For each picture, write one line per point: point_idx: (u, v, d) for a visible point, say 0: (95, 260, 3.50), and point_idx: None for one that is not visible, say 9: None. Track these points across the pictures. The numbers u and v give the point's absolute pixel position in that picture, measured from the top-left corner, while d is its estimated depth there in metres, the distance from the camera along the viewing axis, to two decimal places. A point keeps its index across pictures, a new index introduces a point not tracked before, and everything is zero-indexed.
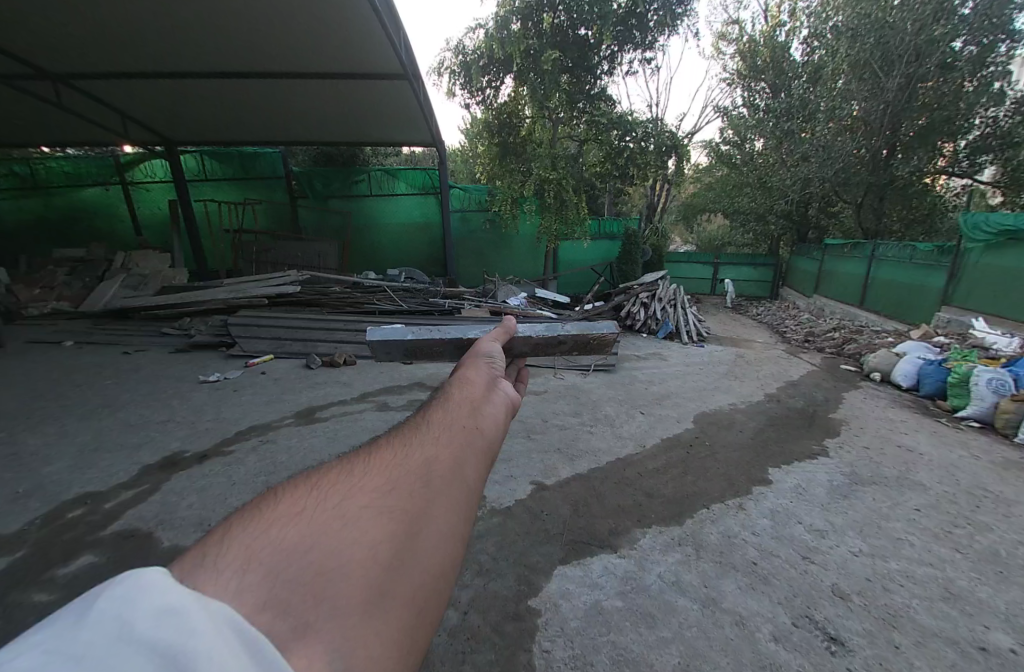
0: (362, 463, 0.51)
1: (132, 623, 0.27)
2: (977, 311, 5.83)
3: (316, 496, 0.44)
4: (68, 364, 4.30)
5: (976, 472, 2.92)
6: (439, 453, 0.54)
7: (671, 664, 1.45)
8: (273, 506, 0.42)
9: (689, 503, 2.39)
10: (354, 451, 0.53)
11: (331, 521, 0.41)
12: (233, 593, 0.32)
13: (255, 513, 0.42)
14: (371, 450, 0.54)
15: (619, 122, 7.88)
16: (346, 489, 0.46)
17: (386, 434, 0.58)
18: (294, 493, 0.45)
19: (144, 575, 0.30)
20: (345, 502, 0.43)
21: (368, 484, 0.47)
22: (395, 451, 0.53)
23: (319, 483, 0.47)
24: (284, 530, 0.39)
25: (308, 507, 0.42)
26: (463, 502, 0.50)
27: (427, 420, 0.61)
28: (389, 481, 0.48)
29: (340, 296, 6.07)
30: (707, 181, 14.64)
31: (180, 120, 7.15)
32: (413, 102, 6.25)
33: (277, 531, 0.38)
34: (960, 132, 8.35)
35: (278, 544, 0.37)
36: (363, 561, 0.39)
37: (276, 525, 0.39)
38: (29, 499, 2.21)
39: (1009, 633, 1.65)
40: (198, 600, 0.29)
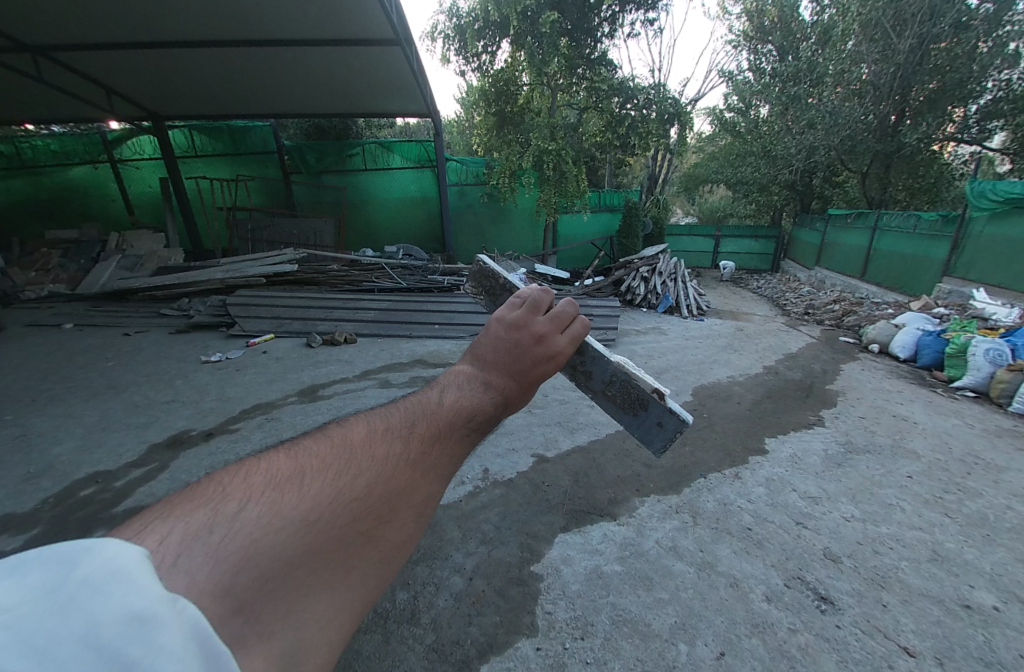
0: (382, 463, 0.49)
1: (104, 620, 0.30)
2: (978, 282, 5.80)
3: (329, 499, 0.43)
4: (69, 346, 4.31)
5: (969, 440, 2.99)
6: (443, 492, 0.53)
7: (668, 623, 1.53)
8: (287, 496, 0.41)
9: (688, 472, 2.46)
10: (381, 446, 0.50)
11: (327, 539, 0.41)
12: (217, 592, 0.33)
13: (266, 492, 0.41)
14: (395, 445, 0.51)
15: (620, 88, 7.61)
16: (355, 498, 0.45)
17: (416, 431, 0.54)
18: (309, 485, 0.43)
19: (126, 562, 0.32)
20: (347, 519, 0.43)
21: (372, 506, 0.46)
22: (414, 471, 0.51)
23: (340, 482, 0.45)
24: (288, 538, 0.38)
25: (319, 515, 0.41)
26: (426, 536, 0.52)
27: (455, 441, 0.57)
28: (391, 507, 0.47)
29: (338, 274, 6.05)
30: (709, 150, 14.27)
31: (166, 93, 6.90)
32: (406, 71, 6.01)
33: (280, 536, 0.38)
34: (972, 96, 8.06)
35: (279, 552, 0.37)
36: (334, 582, 0.41)
37: (283, 528, 0.38)
38: (41, 479, 2.27)
39: (992, 591, 1.73)
40: (174, 606, 0.31)
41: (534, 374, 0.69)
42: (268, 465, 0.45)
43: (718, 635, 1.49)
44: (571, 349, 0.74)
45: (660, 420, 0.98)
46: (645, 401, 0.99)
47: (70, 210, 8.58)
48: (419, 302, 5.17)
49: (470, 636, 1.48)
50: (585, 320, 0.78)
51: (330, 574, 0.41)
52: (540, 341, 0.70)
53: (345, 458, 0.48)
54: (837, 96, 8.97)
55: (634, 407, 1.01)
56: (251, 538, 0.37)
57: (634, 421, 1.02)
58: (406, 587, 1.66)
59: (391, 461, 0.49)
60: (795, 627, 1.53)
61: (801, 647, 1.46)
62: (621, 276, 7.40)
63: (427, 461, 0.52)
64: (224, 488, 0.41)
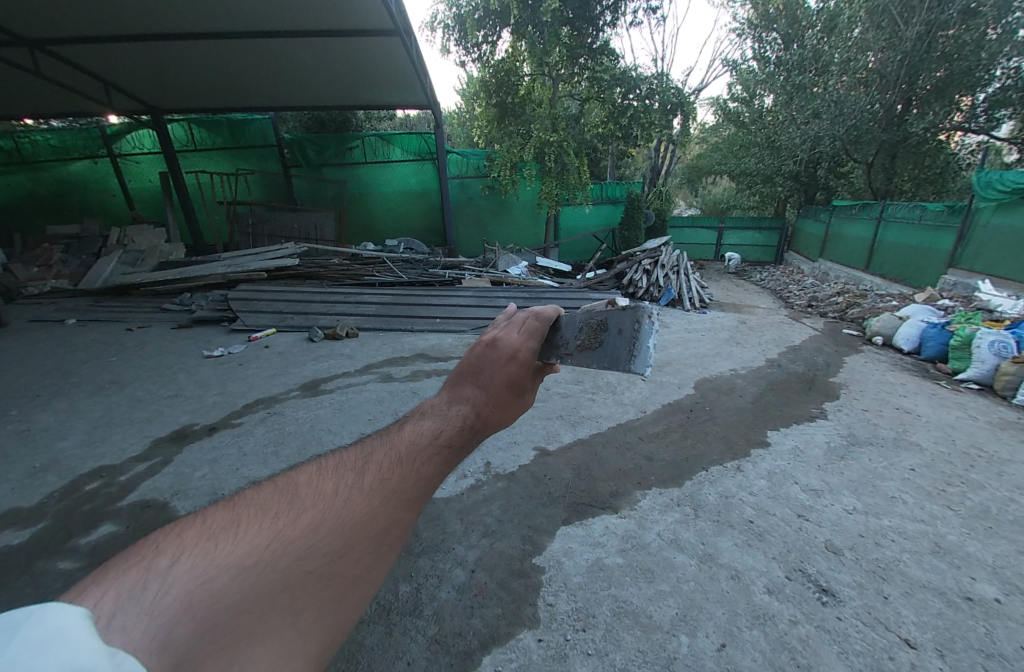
0: (335, 496, 0.46)
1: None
2: (983, 274, 5.75)
3: (273, 541, 0.39)
4: (73, 341, 4.34)
5: (972, 433, 2.98)
6: (409, 514, 0.48)
7: (670, 615, 1.54)
8: (227, 542, 0.37)
9: (689, 465, 2.47)
10: (332, 480, 0.48)
11: (272, 579, 0.37)
12: (153, 646, 0.30)
13: (204, 543, 0.37)
14: (349, 476, 0.49)
15: (622, 79, 7.52)
16: (307, 531, 0.41)
17: (372, 459, 0.52)
18: (250, 528, 0.39)
19: (60, 623, 0.30)
20: (298, 556, 0.39)
21: (325, 540, 0.42)
22: (370, 497, 0.47)
23: (288, 522, 0.41)
24: (227, 583, 0.34)
25: (261, 557, 0.37)
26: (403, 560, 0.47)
27: (425, 460, 0.54)
28: (349, 536, 0.43)
29: (339, 268, 6.05)
30: (713, 141, 14.14)
31: (164, 87, 6.86)
32: (405, 62, 5.94)
33: (220, 579, 0.34)
34: (980, 84, 7.92)
35: (217, 598, 0.33)
36: (290, 621, 0.36)
37: (222, 574, 0.35)
38: (47, 473, 2.30)
39: (993, 583, 1.74)
40: (112, 661, 0.28)
41: (499, 378, 0.70)
42: (204, 517, 0.41)
43: (719, 627, 1.51)
44: (527, 342, 0.77)
45: (619, 328, 0.86)
46: (596, 325, 0.88)
47: (71, 205, 8.57)
48: (420, 295, 5.16)
49: (472, 628, 1.49)
50: (534, 309, 0.84)
51: (279, 615, 0.36)
52: (494, 346, 0.73)
53: (296, 496, 0.45)
54: (842, 85, 8.86)
55: (602, 339, 0.87)
56: (184, 590, 0.33)
57: (605, 354, 0.87)
58: (408, 580, 1.68)
59: (343, 492, 0.46)
60: (796, 619, 1.54)
61: (801, 639, 1.47)
62: (623, 269, 7.38)
63: (386, 484, 0.49)
64: (156, 542, 0.38)
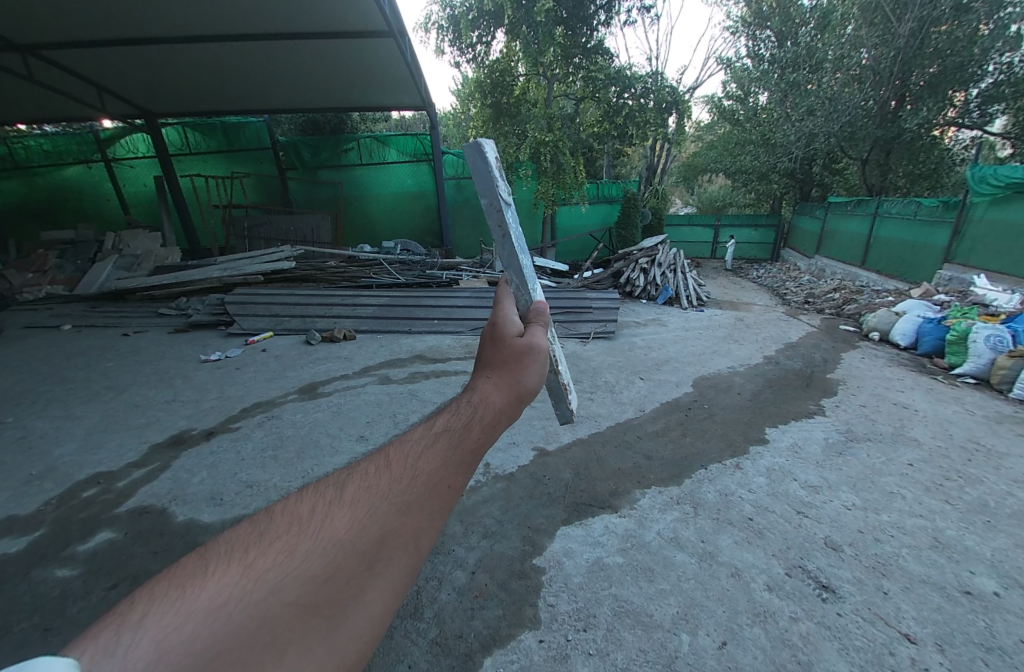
0: (318, 521, 0.44)
1: None
2: (979, 269, 5.78)
3: (245, 578, 0.38)
4: (69, 347, 4.32)
5: (969, 427, 3.00)
6: (402, 519, 0.47)
7: (670, 614, 1.54)
8: (200, 585, 0.36)
9: (688, 463, 2.47)
10: (316, 503, 0.47)
11: (253, 614, 0.36)
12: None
13: (173, 592, 0.35)
14: (332, 497, 0.48)
15: (617, 78, 7.52)
16: (289, 564, 0.40)
17: (350, 473, 0.51)
18: (228, 566, 0.39)
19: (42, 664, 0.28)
20: (278, 587, 0.38)
21: (310, 563, 0.40)
22: (354, 510, 0.46)
23: (270, 557, 0.40)
24: (204, 627, 0.33)
25: (232, 596, 0.36)
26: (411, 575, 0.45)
27: (416, 461, 0.53)
28: (338, 553, 0.42)
29: (336, 270, 6.04)
30: (708, 139, 14.16)
31: (158, 91, 6.83)
32: (400, 63, 5.91)
33: (194, 627, 0.33)
34: (972, 80, 7.97)
35: (192, 645, 0.32)
36: (278, 656, 0.34)
37: (194, 620, 0.34)
38: (43, 481, 2.28)
39: (993, 577, 1.75)
40: None
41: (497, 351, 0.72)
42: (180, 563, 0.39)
43: (720, 625, 1.51)
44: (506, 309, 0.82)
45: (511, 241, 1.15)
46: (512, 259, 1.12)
47: (65, 211, 8.53)
48: (418, 297, 5.16)
49: (473, 629, 1.49)
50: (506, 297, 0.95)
51: (263, 649, 0.34)
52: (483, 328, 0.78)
53: (275, 523, 0.44)
54: (836, 82, 8.89)
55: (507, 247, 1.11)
56: (157, 644, 0.31)
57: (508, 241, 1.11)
58: None
59: (323, 512, 0.46)
60: (796, 616, 1.55)
61: (801, 636, 1.47)
62: (620, 269, 7.39)
63: (369, 495, 0.48)
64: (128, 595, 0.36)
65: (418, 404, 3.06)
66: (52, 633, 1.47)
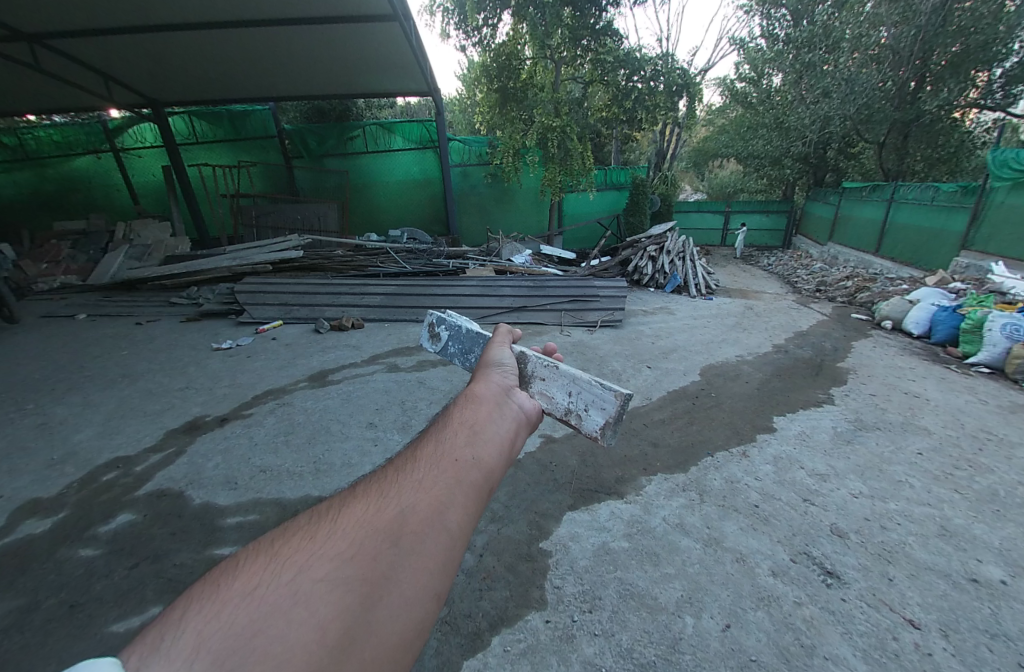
0: (340, 518, 0.47)
1: None
2: (996, 256, 5.62)
3: (275, 568, 0.39)
4: (85, 335, 4.41)
5: (982, 416, 2.96)
6: (419, 498, 0.50)
7: (674, 597, 1.57)
8: (233, 580, 0.38)
9: (694, 451, 2.48)
10: (332, 504, 0.49)
11: (288, 591, 0.37)
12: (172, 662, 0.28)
13: (208, 589, 0.37)
14: (351, 498, 0.51)
15: (626, 60, 7.34)
16: (321, 551, 0.42)
17: (362, 477, 0.55)
18: (262, 562, 0.40)
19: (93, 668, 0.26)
20: (313, 571, 0.39)
21: (336, 546, 0.43)
22: (369, 501, 0.50)
23: (300, 550, 0.42)
24: (239, 612, 0.34)
25: (262, 584, 0.38)
26: (444, 550, 0.46)
27: (419, 456, 0.58)
28: (362, 535, 0.44)
29: (343, 259, 6.06)
30: (720, 123, 13.86)
31: (165, 79, 6.81)
32: (406, 48, 5.82)
33: (233, 619, 0.33)
34: (997, 59, 7.57)
35: (230, 629, 0.33)
36: (326, 626, 0.35)
37: (228, 607, 0.35)
38: (64, 465, 2.36)
39: (1001, 565, 1.74)
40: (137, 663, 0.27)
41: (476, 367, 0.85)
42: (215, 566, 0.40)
43: (724, 608, 1.53)
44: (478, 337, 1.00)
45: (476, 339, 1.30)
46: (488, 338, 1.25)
47: (76, 201, 8.62)
48: (425, 286, 5.18)
49: (481, 609, 1.52)
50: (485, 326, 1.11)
51: (309, 621, 0.34)
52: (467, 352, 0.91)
53: (300, 522, 0.47)
54: (854, 62, 8.57)
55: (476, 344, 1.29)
56: (196, 633, 0.32)
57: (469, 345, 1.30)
58: None
59: (340, 509, 0.49)
60: (800, 600, 1.56)
61: (805, 620, 1.49)
62: (627, 256, 7.31)
63: (385, 491, 0.52)
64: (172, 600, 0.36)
65: (426, 391, 3.09)
66: (78, 609, 1.54)
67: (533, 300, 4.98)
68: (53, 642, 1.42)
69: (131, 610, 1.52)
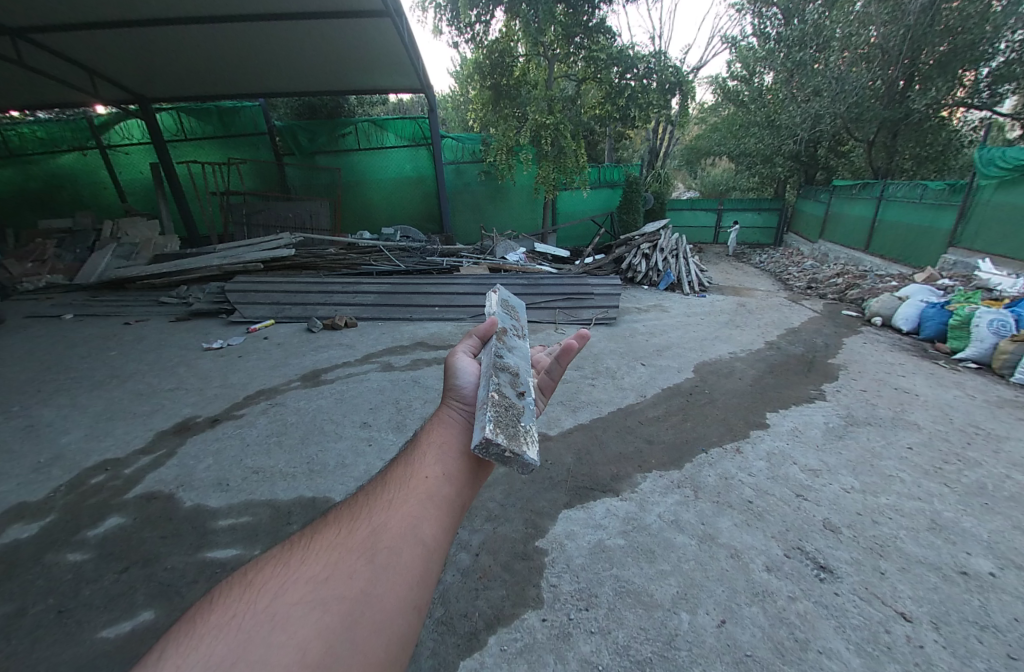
0: (312, 554, 0.55)
1: None
2: (983, 253, 5.70)
3: (255, 602, 0.47)
4: (72, 336, 4.33)
5: (970, 411, 3.01)
6: (384, 525, 0.58)
7: (670, 593, 1.58)
8: (218, 613, 0.46)
9: (689, 448, 2.50)
10: (305, 543, 0.57)
11: (266, 621, 0.44)
12: None
13: (192, 630, 0.44)
14: (322, 535, 0.59)
15: (620, 57, 7.33)
16: (295, 582, 0.49)
17: (332, 517, 0.63)
18: (251, 594, 0.48)
19: None
20: (289, 599, 0.47)
21: (309, 575, 0.50)
22: (343, 530, 0.59)
23: (276, 585, 0.50)
24: (224, 641, 0.42)
25: (243, 616, 0.45)
26: (411, 564, 0.54)
27: (388, 485, 0.67)
28: (338, 559, 0.53)
29: (336, 257, 6.01)
30: (713, 121, 13.94)
31: (153, 75, 6.71)
32: (398, 44, 5.78)
33: (218, 647, 0.41)
34: (984, 58, 7.68)
35: (218, 652, 0.40)
36: (301, 642, 0.42)
37: (216, 639, 0.42)
38: (51, 468, 2.31)
39: (989, 557, 1.78)
40: None
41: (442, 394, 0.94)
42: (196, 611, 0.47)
43: (719, 604, 1.54)
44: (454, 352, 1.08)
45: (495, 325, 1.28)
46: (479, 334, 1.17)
47: (62, 199, 8.46)
48: (419, 284, 5.15)
49: (477, 609, 1.52)
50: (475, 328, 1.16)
51: (285, 639, 0.41)
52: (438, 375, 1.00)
53: (286, 557, 0.55)
54: (844, 61, 8.63)
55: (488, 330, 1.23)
56: (192, 659, 0.40)
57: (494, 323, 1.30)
58: None
59: (319, 542, 0.57)
60: (794, 595, 1.58)
61: (799, 614, 1.51)
62: (622, 254, 7.33)
63: (350, 526, 0.59)
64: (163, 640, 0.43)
65: (420, 391, 3.07)
66: (67, 614, 1.51)
67: (528, 298, 4.98)
68: (41, 649, 1.39)
69: (121, 615, 1.50)
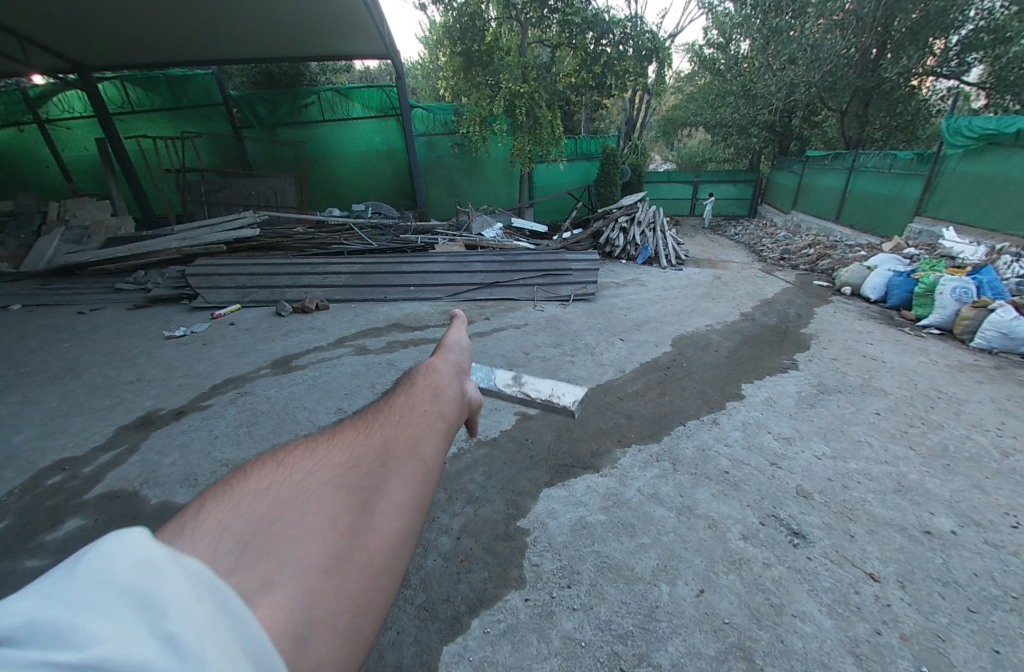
0: (325, 450, 0.54)
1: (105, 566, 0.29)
2: (947, 221, 5.92)
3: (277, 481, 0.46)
4: (18, 328, 4.04)
5: (932, 376, 3.19)
6: (394, 436, 0.58)
7: (651, 566, 1.64)
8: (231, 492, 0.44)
9: (667, 421, 2.56)
10: (317, 440, 0.56)
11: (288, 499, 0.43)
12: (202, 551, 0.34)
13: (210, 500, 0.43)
14: (334, 437, 0.57)
15: (595, 21, 7.08)
16: (312, 470, 0.49)
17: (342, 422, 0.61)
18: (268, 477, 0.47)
19: (129, 539, 0.31)
20: (308, 486, 0.46)
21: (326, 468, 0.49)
22: (348, 440, 0.56)
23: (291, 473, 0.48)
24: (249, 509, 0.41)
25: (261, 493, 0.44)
26: (421, 474, 0.53)
27: (394, 406, 0.66)
28: (352, 461, 0.51)
29: (304, 237, 5.75)
30: (689, 90, 13.78)
31: (91, 40, 6.09)
32: (362, 7, 5.40)
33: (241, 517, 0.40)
34: (954, 26, 7.90)
35: (244, 518, 0.40)
36: (327, 529, 0.41)
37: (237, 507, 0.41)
38: (3, 470, 2.19)
39: (950, 517, 1.91)
40: (173, 555, 0.31)
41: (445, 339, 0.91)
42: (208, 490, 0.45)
43: (698, 574, 1.61)
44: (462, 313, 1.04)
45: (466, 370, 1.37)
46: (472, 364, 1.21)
47: None
48: (394, 264, 4.99)
49: (459, 592, 1.55)
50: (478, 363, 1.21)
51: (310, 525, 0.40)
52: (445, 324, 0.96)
53: (296, 452, 0.53)
54: (819, 28, 8.58)
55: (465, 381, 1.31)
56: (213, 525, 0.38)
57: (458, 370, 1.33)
58: None
59: (298, 456, 0.52)
60: (770, 561, 1.67)
61: (775, 580, 1.59)
62: (600, 229, 7.29)
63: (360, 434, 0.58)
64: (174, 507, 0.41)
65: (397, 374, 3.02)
66: None
67: (506, 275, 4.91)
68: None
69: None
